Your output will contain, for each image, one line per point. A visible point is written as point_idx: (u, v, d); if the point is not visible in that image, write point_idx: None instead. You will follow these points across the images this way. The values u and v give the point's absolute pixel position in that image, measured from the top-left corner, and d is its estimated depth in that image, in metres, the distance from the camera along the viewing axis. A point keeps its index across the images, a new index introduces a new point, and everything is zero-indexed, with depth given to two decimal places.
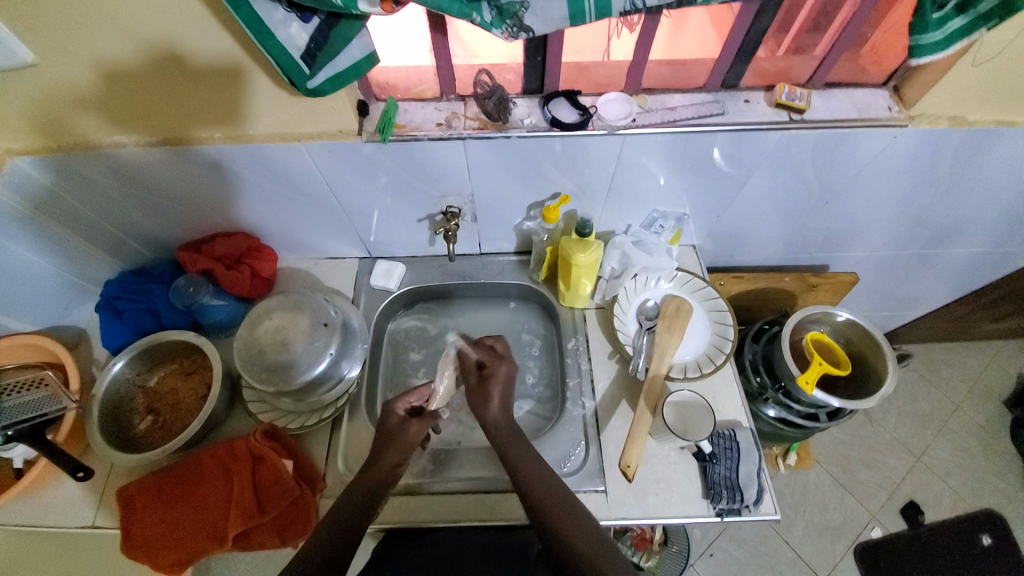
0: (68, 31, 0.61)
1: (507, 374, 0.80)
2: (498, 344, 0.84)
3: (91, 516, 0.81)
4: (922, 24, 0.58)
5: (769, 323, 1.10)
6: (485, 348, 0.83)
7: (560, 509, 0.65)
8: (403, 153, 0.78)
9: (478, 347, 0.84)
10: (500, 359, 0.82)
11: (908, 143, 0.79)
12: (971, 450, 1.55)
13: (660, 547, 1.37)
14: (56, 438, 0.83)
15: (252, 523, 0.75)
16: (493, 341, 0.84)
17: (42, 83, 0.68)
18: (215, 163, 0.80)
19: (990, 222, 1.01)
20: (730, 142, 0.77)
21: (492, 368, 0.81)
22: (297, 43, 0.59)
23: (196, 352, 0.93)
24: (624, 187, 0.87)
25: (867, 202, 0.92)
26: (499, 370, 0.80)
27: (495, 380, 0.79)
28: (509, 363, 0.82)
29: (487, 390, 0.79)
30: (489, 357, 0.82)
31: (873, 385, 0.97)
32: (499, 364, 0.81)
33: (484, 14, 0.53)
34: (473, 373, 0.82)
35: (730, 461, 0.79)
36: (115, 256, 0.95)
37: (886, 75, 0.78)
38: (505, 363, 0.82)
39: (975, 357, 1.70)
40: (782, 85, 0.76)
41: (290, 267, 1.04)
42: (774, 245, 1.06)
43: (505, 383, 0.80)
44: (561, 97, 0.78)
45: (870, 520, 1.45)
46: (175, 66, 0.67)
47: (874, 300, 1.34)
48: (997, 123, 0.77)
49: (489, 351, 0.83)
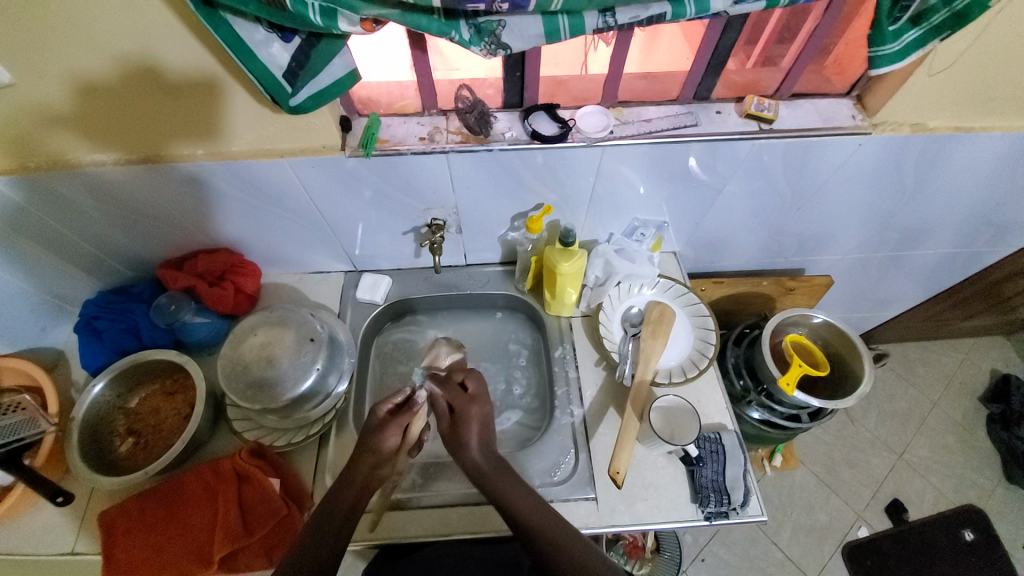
0: (44, 49, 0.61)
1: (479, 417, 0.81)
2: (470, 382, 0.85)
3: (71, 543, 0.79)
4: (879, 37, 0.62)
5: (749, 327, 1.12)
6: (457, 389, 0.84)
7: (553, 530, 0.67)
8: (387, 167, 0.79)
9: (451, 388, 0.84)
10: (471, 403, 0.82)
11: (872, 150, 0.82)
12: (950, 446, 1.59)
13: (652, 553, 1.37)
14: (33, 462, 0.81)
15: (238, 544, 0.73)
16: (463, 379, 0.86)
17: (17, 103, 0.67)
18: (195, 180, 0.80)
19: (955, 224, 1.05)
20: (704, 151, 0.80)
21: (463, 411, 0.81)
22: (279, 62, 0.60)
23: (179, 372, 0.92)
24: (605, 197, 0.89)
25: (838, 207, 0.96)
26: (471, 414, 0.81)
27: (470, 424, 0.80)
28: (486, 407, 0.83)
29: (460, 436, 0.79)
30: (460, 399, 0.83)
31: (850, 385, 1.00)
32: (470, 405, 0.82)
33: (463, 32, 0.54)
34: (446, 416, 0.82)
35: (717, 465, 0.80)
36: (93, 275, 0.93)
37: (849, 85, 0.81)
38: (476, 403, 0.82)
39: (950, 355, 1.75)
40: (751, 96, 0.78)
41: (274, 282, 1.03)
42: (751, 251, 1.08)
43: (481, 427, 0.80)
44: (541, 110, 0.79)
45: (856, 519, 1.47)
46: (153, 82, 0.67)
47: (850, 302, 1.38)
48: (955, 129, 0.81)
49: (461, 393, 0.84)
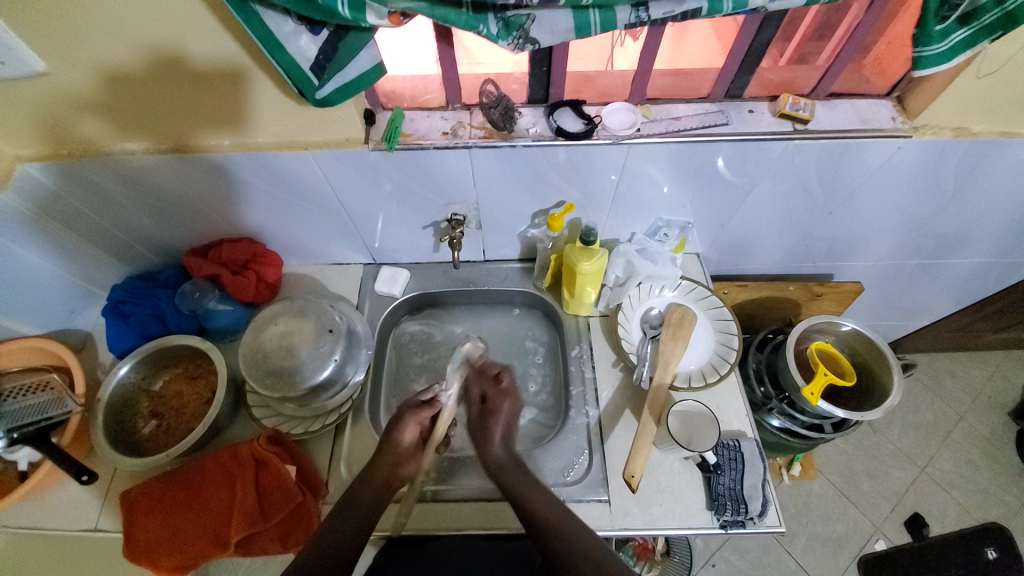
0: (77, 38, 0.62)
1: (510, 412, 0.80)
2: (505, 375, 0.83)
3: (94, 519, 0.82)
4: (925, 37, 0.58)
5: (773, 332, 1.10)
6: (489, 380, 0.83)
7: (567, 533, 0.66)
8: (408, 161, 0.79)
9: (483, 378, 0.83)
10: (502, 395, 0.81)
11: (912, 154, 0.79)
12: (976, 461, 1.54)
13: (662, 556, 1.36)
14: (60, 441, 0.83)
15: (254, 529, 0.75)
16: (498, 372, 0.84)
17: (52, 89, 0.69)
18: (222, 170, 0.81)
19: (994, 233, 1.00)
20: (734, 151, 0.77)
21: (494, 404, 0.80)
22: (307, 56, 0.59)
23: (201, 357, 0.93)
24: (628, 195, 0.87)
25: (871, 212, 0.92)
26: (501, 408, 0.80)
27: (498, 417, 0.79)
28: (512, 399, 0.81)
29: (489, 430, 0.78)
30: (492, 390, 0.82)
31: (877, 395, 0.96)
32: (502, 399, 0.81)
33: (491, 26, 0.53)
34: (476, 406, 0.82)
35: (735, 472, 0.79)
36: (122, 260, 0.96)
37: (891, 85, 0.78)
38: (508, 399, 0.81)
39: (981, 368, 1.69)
40: (786, 95, 0.76)
41: (295, 273, 1.04)
42: (777, 255, 1.06)
43: (508, 420, 0.79)
44: (566, 106, 0.78)
45: (874, 532, 1.44)
46: (182, 72, 0.67)
47: (878, 310, 1.34)
48: (1001, 134, 0.77)
49: (494, 383, 0.83)
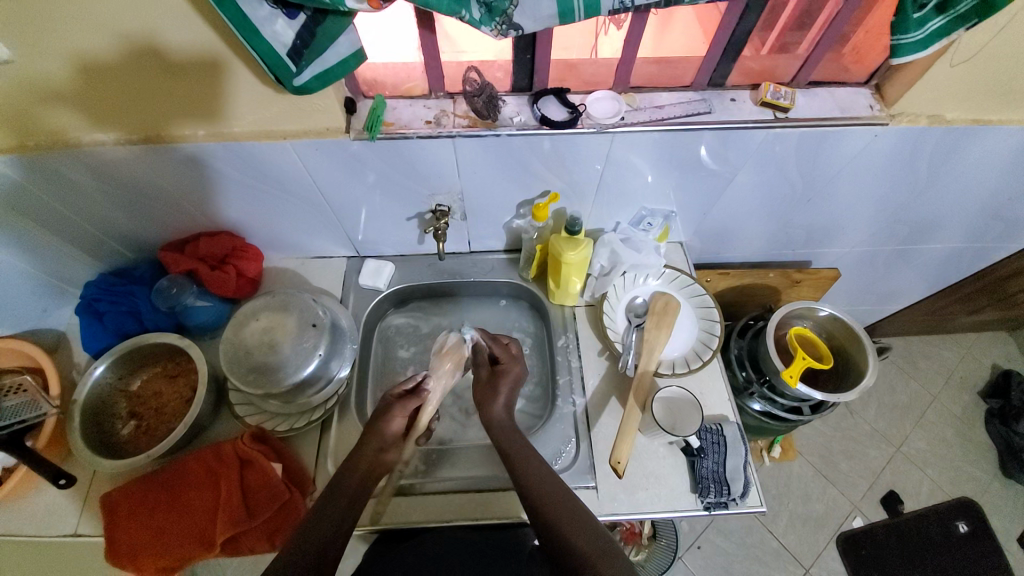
0: (43, 26, 0.60)
1: (518, 373, 0.84)
2: (513, 344, 0.88)
3: (74, 525, 0.79)
4: (903, 24, 0.60)
5: (753, 319, 1.12)
6: (503, 346, 0.86)
7: (566, 511, 0.64)
8: (391, 151, 0.78)
9: (495, 345, 0.87)
10: (514, 360, 0.85)
11: (888, 141, 0.81)
12: (948, 440, 1.59)
13: (649, 540, 1.38)
14: (35, 445, 0.80)
15: (240, 528, 0.74)
16: (508, 342, 0.88)
17: (16, 79, 0.66)
18: (198, 162, 0.79)
19: (967, 218, 1.03)
20: (716, 140, 0.78)
21: (506, 365, 0.84)
22: (284, 41, 0.58)
23: (180, 355, 0.91)
24: (612, 184, 0.88)
25: (849, 199, 0.94)
26: (511, 370, 0.83)
27: (506, 379, 0.82)
28: (521, 365, 0.85)
29: (497, 387, 0.82)
30: (504, 355, 0.85)
31: (853, 377, 0.99)
32: (513, 364, 0.84)
33: (474, 11, 0.52)
34: (485, 368, 0.86)
35: (718, 456, 0.80)
36: (94, 256, 0.93)
37: (869, 73, 0.79)
38: (518, 364, 0.85)
39: (952, 349, 1.75)
40: (767, 83, 0.77)
41: (276, 267, 1.02)
42: (758, 242, 1.07)
43: (512, 386, 0.82)
44: (550, 94, 0.78)
45: (852, 510, 1.48)
46: (155, 61, 0.65)
47: (855, 295, 1.37)
48: (973, 121, 0.79)
49: (505, 350, 0.86)
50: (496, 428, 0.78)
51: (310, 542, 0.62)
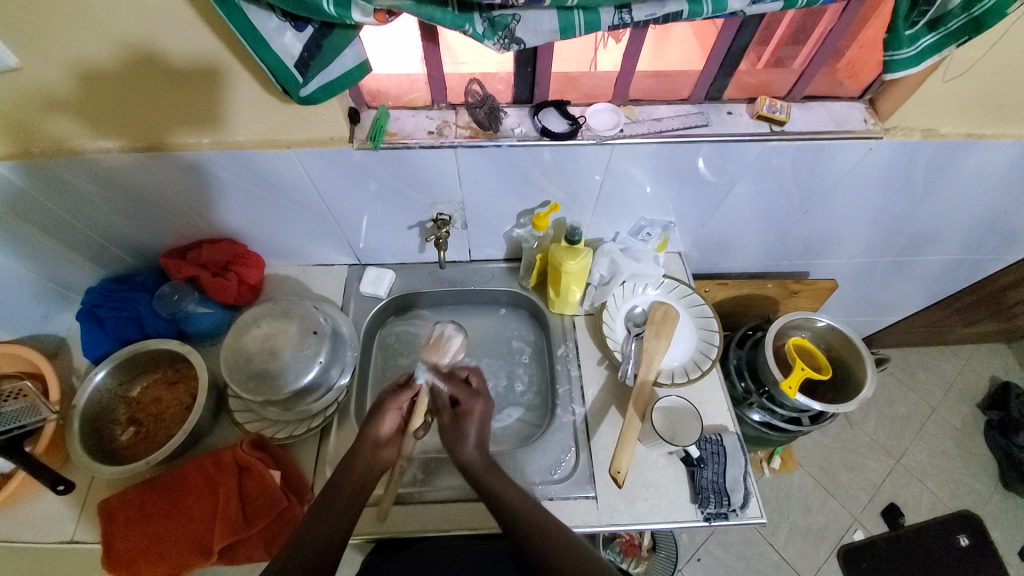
0: (53, 34, 0.61)
1: (481, 413, 0.77)
2: (473, 378, 0.82)
3: (71, 531, 0.79)
4: (896, 41, 0.60)
5: (752, 329, 1.12)
6: (461, 384, 0.80)
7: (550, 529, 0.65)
8: (394, 160, 0.79)
9: (455, 381, 0.81)
10: (474, 398, 0.79)
11: (883, 154, 0.82)
12: (948, 452, 1.59)
13: (648, 552, 1.37)
14: (35, 450, 0.81)
15: (238, 535, 0.73)
16: (468, 375, 0.83)
17: (23, 86, 0.67)
18: (201, 170, 0.80)
19: (962, 230, 1.04)
20: (714, 152, 0.79)
21: (466, 406, 0.78)
22: (291, 53, 0.59)
23: (181, 361, 0.91)
24: (612, 195, 0.89)
25: (845, 211, 0.95)
26: (474, 409, 0.77)
27: (471, 419, 0.76)
28: (484, 401, 0.79)
29: (462, 430, 0.76)
30: (464, 393, 0.79)
31: (852, 388, 0.99)
32: (475, 401, 0.78)
33: (477, 25, 0.54)
34: (446, 411, 0.79)
35: (718, 466, 0.80)
36: (97, 262, 0.93)
37: (863, 88, 0.81)
38: (480, 400, 0.79)
39: (951, 361, 1.75)
40: (763, 97, 0.78)
41: (277, 274, 1.03)
42: (757, 252, 1.08)
43: (481, 422, 0.77)
44: (551, 106, 0.79)
45: (852, 523, 1.48)
46: (162, 69, 0.66)
47: (853, 305, 1.37)
48: (967, 135, 0.81)
49: (464, 387, 0.80)
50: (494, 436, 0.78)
51: (311, 546, 0.62)
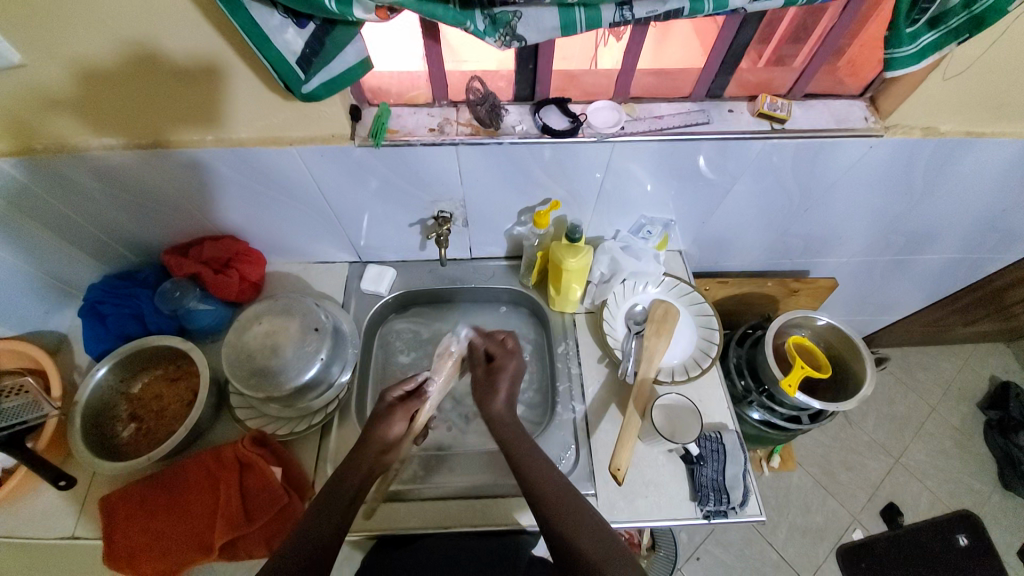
0: (58, 32, 0.61)
1: (515, 369, 0.83)
2: (510, 339, 0.87)
3: (72, 527, 0.79)
4: (897, 38, 0.61)
5: (752, 327, 1.12)
6: (495, 343, 0.87)
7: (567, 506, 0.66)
8: (396, 159, 0.79)
9: (490, 341, 0.87)
10: (509, 355, 0.85)
11: (884, 152, 0.82)
12: (947, 451, 1.59)
13: (648, 551, 1.37)
14: (35, 445, 0.81)
15: (238, 531, 0.74)
16: (505, 337, 0.87)
17: (27, 84, 0.67)
18: (205, 168, 0.80)
19: (962, 229, 1.05)
20: (714, 150, 0.79)
21: (501, 361, 0.84)
22: (293, 49, 0.59)
23: (181, 358, 0.91)
24: (613, 193, 0.89)
25: (845, 209, 0.95)
26: (506, 365, 0.83)
27: (505, 373, 0.82)
28: (518, 359, 0.85)
29: (494, 384, 0.82)
30: (499, 351, 0.86)
31: (852, 387, 0.99)
32: (509, 359, 0.84)
33: (478, 23, 0.54)
34: (480, 365, 0.86)
35: (717, 464, 0.80)
36: (98, 258, 0.93)
37: (862, 86, 0.81)
38: (513, 358, 0.85)
39: (950, 361, 1.75)
40: (764, 95, 0.78)
41: (278, 271, 1.03)
42: (756, 251, 1.08)
43: (512, 378, 0.82)
44: (552, 105, 0.79)
45: (852, 521, 1.48)
46: (166, 68, 0.67)
47: (853, 304, 1.38)
48: (967, 133, 0.81)
49: (500, 346, 0.86)
50: (494, 433, 0.78)
51: (311, 542, 0.63)
